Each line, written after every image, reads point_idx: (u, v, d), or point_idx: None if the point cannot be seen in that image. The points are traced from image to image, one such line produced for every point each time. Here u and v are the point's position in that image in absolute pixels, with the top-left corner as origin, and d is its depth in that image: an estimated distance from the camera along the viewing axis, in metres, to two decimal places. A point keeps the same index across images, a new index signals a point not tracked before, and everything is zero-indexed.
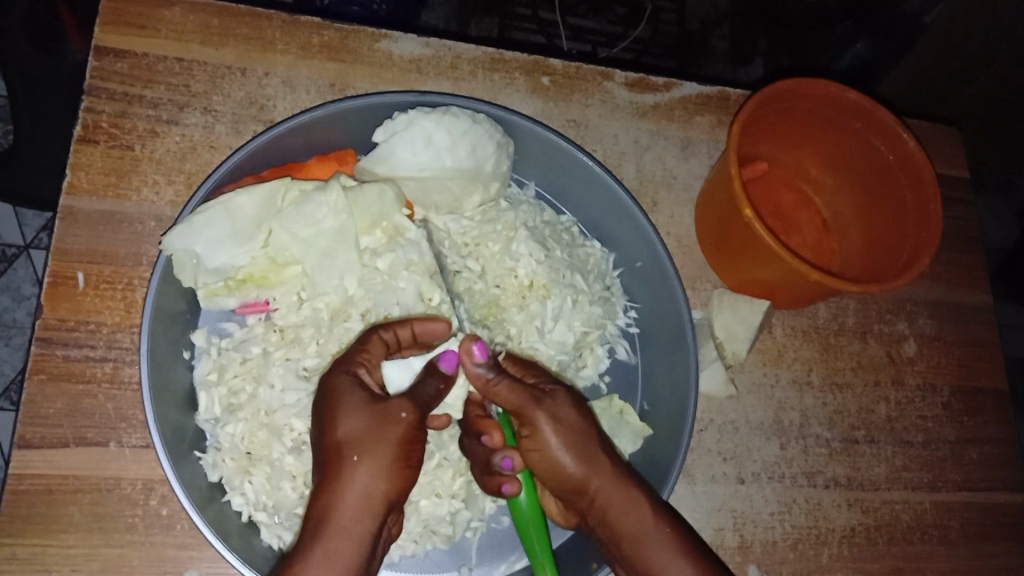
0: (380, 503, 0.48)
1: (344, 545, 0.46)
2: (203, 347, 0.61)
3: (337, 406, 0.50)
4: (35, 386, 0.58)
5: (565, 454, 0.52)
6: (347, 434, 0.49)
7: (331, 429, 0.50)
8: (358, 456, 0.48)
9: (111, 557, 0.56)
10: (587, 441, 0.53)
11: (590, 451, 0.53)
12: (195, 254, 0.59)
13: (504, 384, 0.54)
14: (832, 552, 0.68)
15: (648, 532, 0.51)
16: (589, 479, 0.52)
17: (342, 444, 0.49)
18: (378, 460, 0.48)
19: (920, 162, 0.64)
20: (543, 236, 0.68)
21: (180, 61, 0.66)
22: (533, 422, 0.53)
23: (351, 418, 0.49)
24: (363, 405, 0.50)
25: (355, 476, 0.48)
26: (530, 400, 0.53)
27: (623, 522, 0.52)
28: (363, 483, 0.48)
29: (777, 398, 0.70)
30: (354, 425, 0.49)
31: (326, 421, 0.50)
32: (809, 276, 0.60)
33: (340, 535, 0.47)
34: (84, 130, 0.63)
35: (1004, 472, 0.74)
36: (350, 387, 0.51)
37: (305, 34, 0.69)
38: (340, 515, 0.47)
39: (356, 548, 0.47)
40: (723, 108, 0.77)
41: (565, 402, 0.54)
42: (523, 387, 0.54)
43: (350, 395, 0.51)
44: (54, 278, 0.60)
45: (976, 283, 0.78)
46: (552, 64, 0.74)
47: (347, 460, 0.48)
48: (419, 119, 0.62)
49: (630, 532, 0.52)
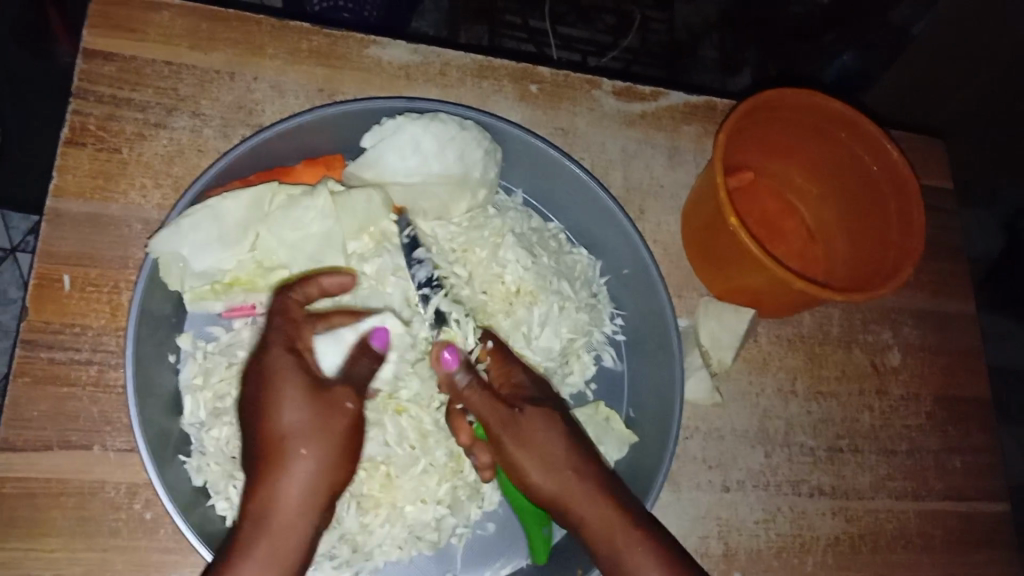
0: (320, 496, 0.51)
1: (289, 536, 0.50)
2: (189, 351, 0.61)
3: (278, 395, 0.51)
4: (19, 389, 0.58)
5: (534, 471, 0.55)
6: (291, 426, 0.51)
7: (273, 416, 0.51)
8: (304, 452, 0.51)
9: (94, 562, 0.56)
10: (555, 458, 0.55)
11: (560, 468, 0.55)
12: (181, 258, 0.59)
13: (477, 394, 0.57)
14: (816, 559, 0.68)
15: (618, 548, 0.53)
16: (560, 496, 0.55)
17: (288, 437, 0.51)
18: (322, 455, 0.51)
19: (904, 173, 0.64)
20: (531, 243, 0.68)
21: (169, 65, 0.66)
22: (500, 441, 0.56)
23: (296, 408, 0.51)
24: (309, 395, 0.52)
25: (300, 471, 0.51)
26: (498, 418, 0.56)
27: (594, 536, 0.54)
28: (305, 476, 0.51)
29: (762, 406, 0.70)
30: (300, 419, 0.51)
31: (266, 405, 0.51)
32: (792, 284, 0.61)
33: (282, 529, 0.50)
34: (71, 132, 0.63)
35: (987, 481, 0.74)
36: (292, 373, 0.52)
37: (295, 39, 0.69)
38: (283, 507, 0.50)
39: (299, 539, 0.50)
40: (710, 117, 0.77)
41: (536, 418, 0.56)
42: (494, 400, 0.57)
43: (293, 381, 0.52)
44: (39, 281, 0.60)
45: (959, 293, 0.79)
46: (541, 73, 0.74)
47: (293, 455, 0.51)
48: (408, 126, 0.62)
49: (602, 548, 0.53)
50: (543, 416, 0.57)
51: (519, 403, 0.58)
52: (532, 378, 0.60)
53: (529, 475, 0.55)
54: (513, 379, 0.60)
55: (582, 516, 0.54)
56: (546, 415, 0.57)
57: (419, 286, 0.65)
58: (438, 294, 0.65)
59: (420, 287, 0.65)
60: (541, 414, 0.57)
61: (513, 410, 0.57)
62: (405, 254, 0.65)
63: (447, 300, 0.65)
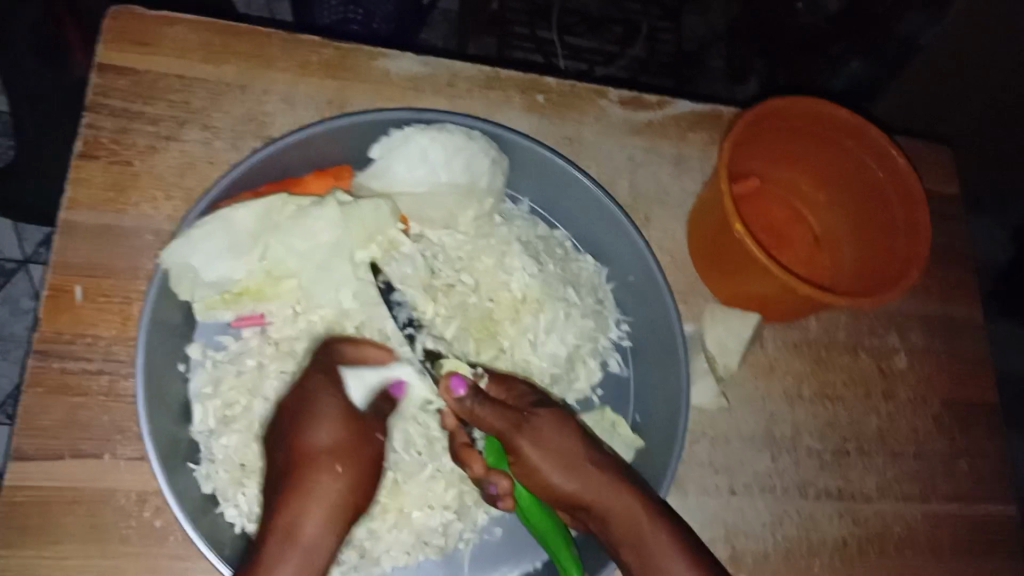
0: (348, 509, 0.54)
1: (316, 551, 0.52)
2: (199, 360, 0.62)
3: (314, 415, 0.56)
4: (33, 398, 0.58)
5: (554, 472, 0.55)
6: (323, 444, 0.55)
7: (307, 437, 0.55)
8: (336, 467, 0.54)
9: (106, 567, 0.56)
10: (573, 456, 0.55)
11: (578, 463, 0.55)
12: (192, 269, 0.59)
13: (489, 410, 0.56)
14: (823, 564, 0.68)
15: (643, 535, 0.53)
16: (584, 490, 0.55)
17: (320, 453, 0.55)
18: (348, 472, 0.55)
19: (909, 177, 0.65)
20: (537, 250, 0.69)
21: (181, 79, 0.67)
22: (517, 446, 0.55)
23: (327, 427, 0.56)
24: (340, 420, 0.56)
25: (330, 484, 0.54)
26: (511, 426, 0.55)
27: (620, 526, 0.54)
28: (336, 489, 0.54)
29: (769, 411, 0.70)
30: (331, 438, 0.55)
31: (301, 428, 0.56)
32: (799, 290, 0.61)
33: (310, 539, 0.52)
34: (85, 146, 0.65)
35: (997, 487, 0.74)
36: (329, 399, 0.57)
37: (305, 52, 0.70)
38: (310, 518, 0.52)
39: (326, 550, 0.52)
40: (717, 126, 0.78)
41: (548, 421, 0.56)
42: (506, 411, 0.56)
43: (329, 407, 0.57)
44: (53, 291, 0.61)
45: (968, 299, 0.79)
46: (547, 83, 0.75)
47: (323, 469, 0.54)
48: (415, 136, 0.64)
49: (628, 538, 0.53)
50: (553, 418, 0.57)
51: (527, 408, 0.58)
52: (533, 389, 0.61)
53: (551, 477, 0.55)
54: (516, 390, 0.60)
55: (608, 505, 0.54)
56: (557, 418, 0.57)
57: (401, 327, 0.65)
58: (421, 333, 0.65)
59: (403, 328, 0.65)
60: (552, 416, 0.57)
61: (524, 415, 0.56)
62: (384, 297, 0.65)
63: (432, 337, 0.65)
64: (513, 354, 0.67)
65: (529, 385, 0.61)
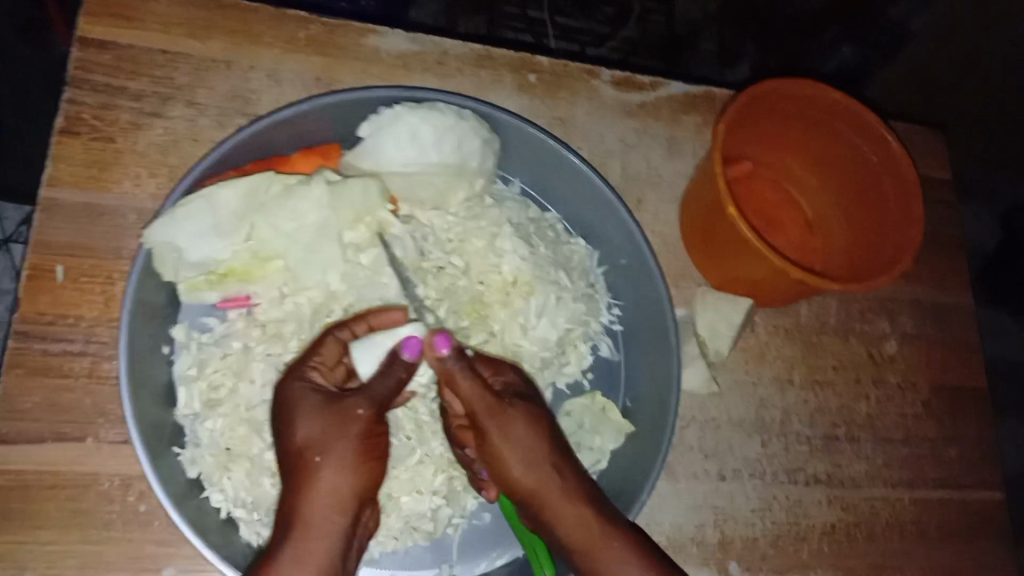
0: (350, 499, 0.50)
1: (326, 542, 0.49)
2: (183, 342, 0.61)
3: (294, 410, 0.52)
4: (13, 380, 0.57)
5: (516, 468, 0.53)
6: (305, 438, 0.51)
7: (290, 434, 0.51)
8: (320, 457, 0.50)
9: (88, 553, 0.56)
10: (535, 454, 0.54)
11: (541, 466, 0.54)
12: (176, 248, 0.58)
13: (467, 384, 0.54)
14: (812, 548, 0.68)
15: (597, 545, 0.52)
16: (539, 491, 0.54)
17: (303, 448, 0.50)
18: (339, 459, 0.50)
19: (902, 162, 0.64)
20: (528, 232, 0.68)
21: (164, 54, 0.65)
22: (485, 434, 0.54)
23: (309, 420, 0.51)
24: (318, 409, 0.51)
25: (322, 476, 0.50)
26: (485, 410, 0.54)
27: (572, 535, 0.53)
28: (330, 480, 0.50)
29: (759, 395, 0.70)
30: (312, 429, 0.51)
31: (285, 426, 0.52)
32: (790, 274, 0.60)
33: (312, 534, 0.49)
34: (66, 122, 0.63)
35: (982, 470, 0.75)
36: (304, 392, 0.52)
37: (290, 28, 0.69)
38: (311, 511, 0.49)
39: (333, 543, 0.49)
40: (709, 107, 0.77)
41: (523, 414, 0.55)
42: (485, 390, 0.54)
43: (306, 399, 0.52)
44: (34, 270, 0.60)
45: (957, 284, 0.79)
46: (539, 61, 0.74)
47: (310, 462, 0.50)
48: (404, 115, 0.62)
49: (578, 548, 0.53)
50: (531, 414, 0.55)
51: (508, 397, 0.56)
52: (518, 377, 0.58)
53: (512, 474, 0.54)
54: (501, 377, 0.58)
55: (559, 516, 0.53)
56: (533, 413, 0.55)
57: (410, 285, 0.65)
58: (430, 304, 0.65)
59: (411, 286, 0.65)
60: (529, 411, 0.55)
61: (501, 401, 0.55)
62: (420, 235, 0.66)
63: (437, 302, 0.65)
64: (503, 339, 0.67)
65: (516, 372, 0.59)
